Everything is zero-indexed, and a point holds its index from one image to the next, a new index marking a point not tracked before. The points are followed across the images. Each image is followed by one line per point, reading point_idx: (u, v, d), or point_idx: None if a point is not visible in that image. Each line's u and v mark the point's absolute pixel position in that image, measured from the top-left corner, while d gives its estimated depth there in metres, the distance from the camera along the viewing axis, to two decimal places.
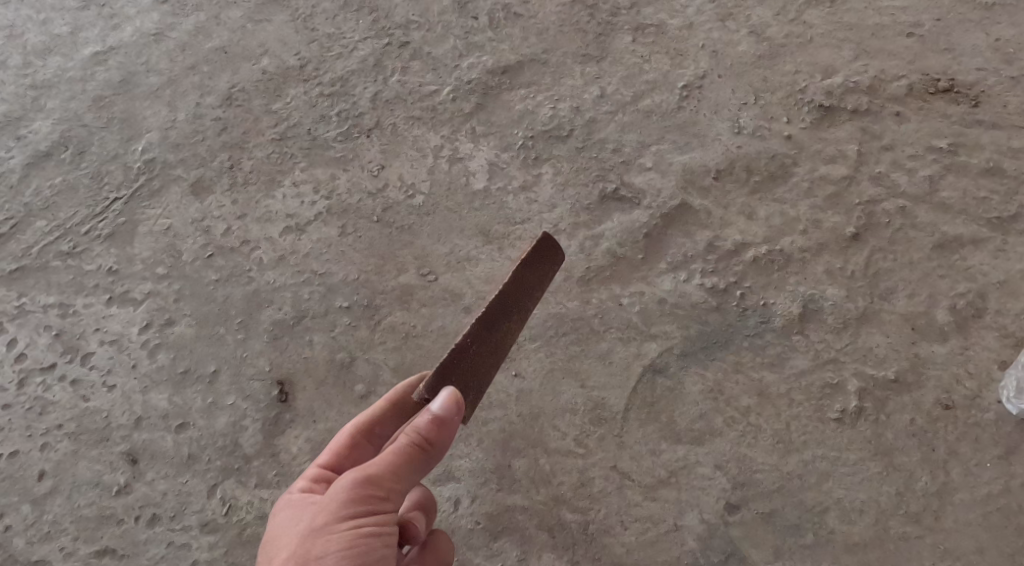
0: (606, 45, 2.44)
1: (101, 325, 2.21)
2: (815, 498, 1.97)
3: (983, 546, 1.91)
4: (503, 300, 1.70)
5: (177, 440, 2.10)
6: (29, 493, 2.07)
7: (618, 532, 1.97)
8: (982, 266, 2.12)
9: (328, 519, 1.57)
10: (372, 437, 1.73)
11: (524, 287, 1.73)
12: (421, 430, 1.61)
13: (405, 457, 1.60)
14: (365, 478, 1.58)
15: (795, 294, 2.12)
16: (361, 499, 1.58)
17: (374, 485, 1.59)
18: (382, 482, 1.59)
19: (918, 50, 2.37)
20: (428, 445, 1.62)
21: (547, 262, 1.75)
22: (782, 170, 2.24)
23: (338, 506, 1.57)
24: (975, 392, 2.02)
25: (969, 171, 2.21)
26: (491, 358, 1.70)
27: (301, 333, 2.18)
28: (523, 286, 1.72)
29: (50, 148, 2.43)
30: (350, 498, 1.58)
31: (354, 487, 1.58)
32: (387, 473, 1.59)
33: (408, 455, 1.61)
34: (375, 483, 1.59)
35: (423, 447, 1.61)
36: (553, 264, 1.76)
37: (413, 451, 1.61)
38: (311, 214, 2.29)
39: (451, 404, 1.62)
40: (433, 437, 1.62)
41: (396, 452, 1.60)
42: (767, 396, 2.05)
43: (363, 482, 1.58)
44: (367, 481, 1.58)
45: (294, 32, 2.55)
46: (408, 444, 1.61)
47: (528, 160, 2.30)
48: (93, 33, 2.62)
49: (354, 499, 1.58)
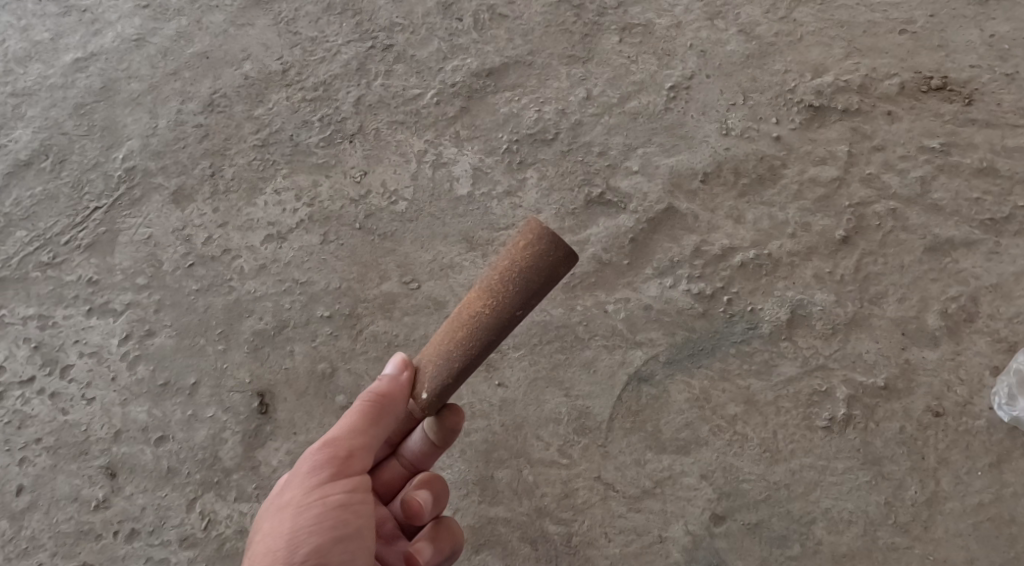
0: (592, 46, 2.40)
1: (81, 337, 2.19)
2: (802, 508, 1.92)
3: (974, 557, 1.87)
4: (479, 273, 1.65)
5: (156, 454, 2.07)
6: (7, 508, 2.05)
7: (602, 545, 1.93)
8: (975, 269, 2.07)
9: (293, 488, 1.62)
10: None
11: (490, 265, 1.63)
12: (379, 389, 1.66)
13: (363, 415, 1.65)
14: (324, 442, 1.64)
15: (784, 300, 2.07)
16: (322, 464, 1.62)
17: (334, 447, 1.63)
18: (341, 443, 1.63)
19: (911, 47, 2.31)
20: (386, 402, 1.66)
21: (520, 241, 1.59)
22: (770, 172, 2.20)
23: (300, 475, 1.62)
24: (967, 398, 1.97)
25: (962, 172, 2.15)
26: (451, 334, 1.64)
27: (281, 343, 2.14)
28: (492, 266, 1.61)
29: (31, 157, 2.41)
30: (312, 464, 1.62)
31: (314, 452, 1.63)
32: (346, 434, 1.64)
33: (367, 414, 1.65)
34: (334, 445, 1.63)
35: (384, 404, 1.66)
36: (530, 245, 1.58)
37: (371, 409, 1.65)
38: (293, 221, 2.26)
39: (400, 365, 1.68)
40: (390, 395, 1.67)
41: (357, 413, 1.65)
42: (754, 404, 2.00)
43: (324, 446, 1.63)
44: (326, 445, 1.63)
45: (277, 36, 2.52)
46: (367, 404, 1.65)
47: (513, 165, 2.26)
48: (74, 39, 2.59)
49: (316, 465, 1.62)
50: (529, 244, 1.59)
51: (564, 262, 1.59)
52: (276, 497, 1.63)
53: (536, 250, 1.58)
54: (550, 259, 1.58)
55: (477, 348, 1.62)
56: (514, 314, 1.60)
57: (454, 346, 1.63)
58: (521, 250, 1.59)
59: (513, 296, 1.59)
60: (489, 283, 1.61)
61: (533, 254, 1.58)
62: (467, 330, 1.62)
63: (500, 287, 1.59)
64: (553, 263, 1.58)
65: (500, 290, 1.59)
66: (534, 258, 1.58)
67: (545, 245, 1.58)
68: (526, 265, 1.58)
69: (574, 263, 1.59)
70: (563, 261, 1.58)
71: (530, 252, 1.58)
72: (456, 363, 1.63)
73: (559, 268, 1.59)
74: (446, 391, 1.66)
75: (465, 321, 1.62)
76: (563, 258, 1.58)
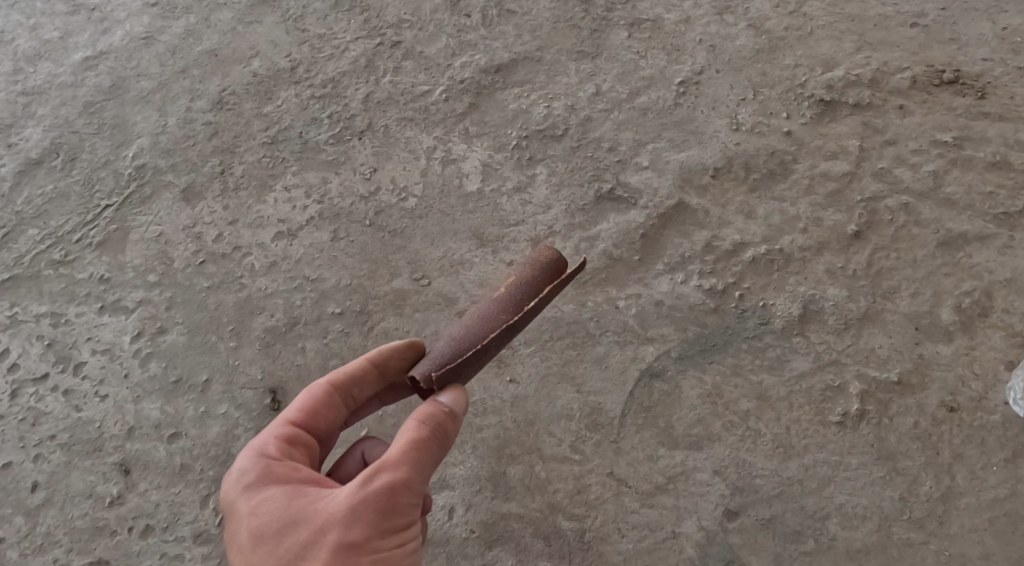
0: (601, 41, 2.39)
1: (93, 335, 2.19)
2: (816, 503, 1.92)
3: (989, 552, 1.86)
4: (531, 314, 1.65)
5: (169, 451, 2.08)
6: (22, 505, 2.06)
7: (615, 540, 1.93)
8: (988, 263, 2.06)
9: (365, 532, 1.53)
10: (348, 400, 1.72)
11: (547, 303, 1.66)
12: (443, 422, 1.60)
13: (430, 455, 1.58)
14: (396, 485, 1.54)
15: (795, 295, 2.07)
16: (394, 508, 1.54)
17: (407, 491, 1.55)
18: (414, 486, 1.56)
19: (923, 40, 2.30)
20: (446, 434, 1.60)
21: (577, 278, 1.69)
22: (781, 167, 2.19)
23: (371, 517, 1.53)
24: (981, 393, 1.97)
25: (975, 165, 2.14)
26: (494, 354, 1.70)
27: (293, 340, 2.15)
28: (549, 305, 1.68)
29: (42, 156, 2.42)
30: (386, 507, 1.54)
31: (387, 493, 1.54)
32: (416, 475, 1.56)
33: (432, 452, 1.59)
34: (409, 489, 1.55)
35: (378, 377, 1.73)
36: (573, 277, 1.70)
37: (436, 447, 1.59)
38: (303, 219, 2.26)
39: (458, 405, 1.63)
40: (452, 427, 1.61)
41: (425, 451, 1.58)
42: (767, 400, 2.00)
43: (396, 488, 1.54)
44: (400, 487, 1.55)
45: (285, 33, 2.52)
46: (434, 438, 1.59)
47: (522, 161, 2.26)
48: (82, 37, 2.59)
49: (388, 509, 1.54)
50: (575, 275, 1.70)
51: None
52: (344, 537, 1.52)
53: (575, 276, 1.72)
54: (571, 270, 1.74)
55: None
56: None
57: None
58: None
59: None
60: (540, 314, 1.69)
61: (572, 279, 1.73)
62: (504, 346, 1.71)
63: None
64: None
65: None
66: None
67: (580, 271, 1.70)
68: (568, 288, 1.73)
69: None
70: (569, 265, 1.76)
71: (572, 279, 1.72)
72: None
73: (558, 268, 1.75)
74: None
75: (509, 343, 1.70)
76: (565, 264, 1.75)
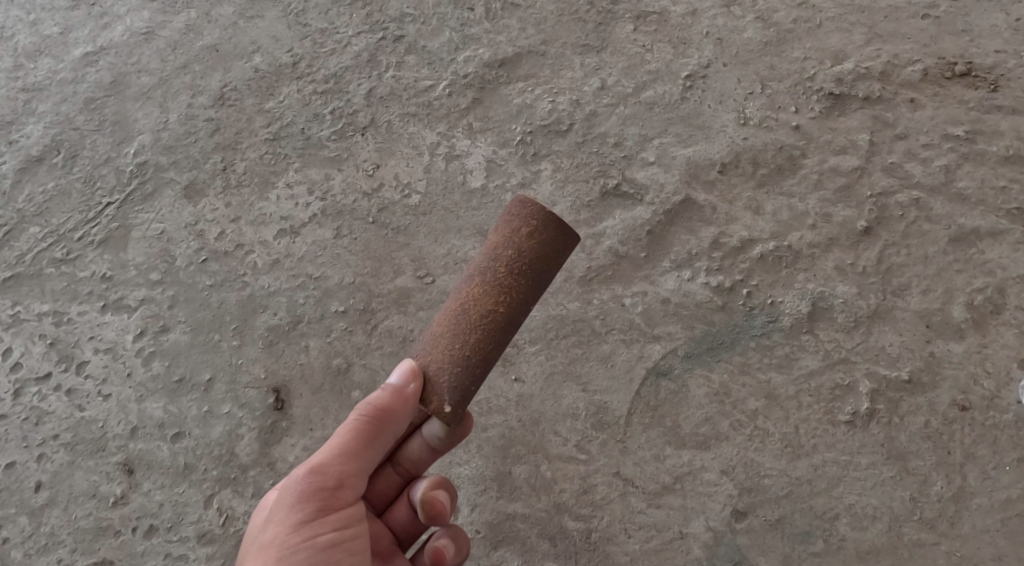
0: (606, 35, 2.35)
1: (96, 334, 2.18)
2: (825, 504, 1.90)
3: (1002, 553, 1.84)
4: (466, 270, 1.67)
5: (173, 450, 2.06)
6: (26, 505, 2.05)
7: (622, 541, 1.91)
8: (1002, 259, 2.02)
9: (275, 528, 1.60)
10: None
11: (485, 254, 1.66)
12: (376, 401, 1.65)
13: (350, 442, 1.65)
14: (313, 470, 1.63)
15: (804, 292, 2.04)
16: (305, 497, 1.61)
17: (324, 476, 1.63)
18: (329, 473, 1.63)
19: (934, 32, 2.25)
20: (383, 422, 1.65)
21: (528, 224, 1.64)
22: (790, 162, 2.16)
23: (282, 509, 1.61)
24: (993, 392, 1.93)
25: (987, 160, 2.10)
26: (463, 339, 1.63)
27: (296, 339, 2.13)
28: (489, 260, 1.65)
29: (43, 153, 2.40)
30: (297, 496, 1.61)
31: (302, 479, 1.62)
32: (333, 462, 1.64)
33: (355, 438, 1.65)
34: (321, 475, 1.63)
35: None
36: (538, 229, 1.64)
37: (360, 432, 1.65)
38: (306, 216, 2.24)
39: (407, 377, 1.64)
40: (389, 409, 1.65)
41: (349, 436, 1.65)
42: (775, 398, 1.97)
43: (308, 476, 1.62)
44: (312, 475, 1.62)
45: (286, 28, 2.49)
46: (358, 422, 1.65)
47: (527, 156, 2.23)
48: (83, 33, 2.57)
49: (304, 495, 1.61)
50: (533, 227, 1.64)
51: (557, 238, 1.65)
52: (258, 536, 1.61)
53: (546, 233, 1.64)
54: (558, 242, 1.65)
55: (490, 346, 1.64)
56: (525, 303, 1.65)
57: (465, 351, 1.63)
58: (526, 234, 1.64)
59: (523, 284, 1.64)
60: (496, 279, 1.64)
61: (548, 238, 1.64)
62: (477, 328, 1.63)
63: (513, 277, 1.64)
64: (558, 244, 1.65)
65: (510, 278, 1.64)
66: (540, 240, 1.64)
67: (543, 221, 1.64)
68: (538, 251, 1.64)
69: (564, 234, 1.65)
70: (569, 245, 1.67)
71: (540, 232, 1.64)
72: (464, 367, 1.63)
73: (564, 251, 1.66)
74: (462, 401, 1.64)
75: (477, 321, 1.63)
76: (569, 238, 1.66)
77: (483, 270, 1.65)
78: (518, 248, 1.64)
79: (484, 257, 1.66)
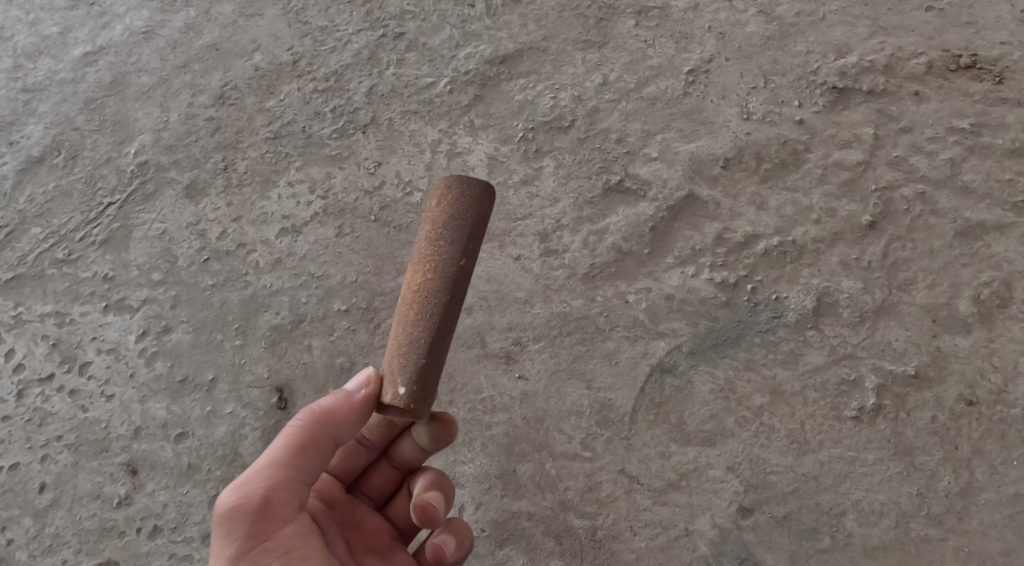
0: (608, 30, 2.34)
1: (99, 334, 2.17)
2: (831, 500, 1.89)
3: (1010, 548, 1.83)
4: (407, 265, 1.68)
5: (177, 450, 2.06)
6: (30, 506, 2.04)
7: (628, 538, 1.90)
8: (1008, 252, 2.01)
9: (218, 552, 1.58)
10: None
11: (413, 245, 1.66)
12: (322, 407, 1.65)
13: (285, 453, 1.63)
14: (254, 479, 1.61)
15: (809, 287, 2.03)
16: (242, 515, 1.59)
17: (264, 484, 1.60)
18: (265, 487, 1.60)
19: (939, 24, 2.23)
20: (326, 426, 1.65)
21: (432, 195, 1.63)
22: (794, 156, 2.14)
23: (222, 531, 1.59)
24: (1000, 387, 1.92)
25: (993, 153, 2.09)
26: (405, 323, 1.60)
27: (300, 339, 2.12)
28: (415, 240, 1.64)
29: (44, 153, 2.39)
30: (237, 505, 1.59)
31: (241, 489, 1.60)
32: (270, 470, 1.62)
33: (291, 449, 1.63)
34: (259, 483, 1.61)
35: None
36: (444, 195, 1.62)
37: (298, 441, 1.64)
38: (307, 215, 2.23)
39: (363, 382, 1.62)
40: (334, 412, 1.65)
41: (287, 444, 1.64)
42: (781, 395, 1.96)
43: (246, 485, 1.60)
44: (247, 492, 1.60)
45: (286, 26, 2.48)
46: (299, 428, 1.64)
47: (529, 153, 2.21)
48: (82, 33, 2.56)
49: (245, 504, 1.59)
50: (441, 191, 1.63)
51: (469, 191, 1.62)
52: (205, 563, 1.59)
53: (455, 192, 1.62)
54: (471, 194, 1.62)
55: (436, 318, 1.59)
56: (459, 266, 1.60)
57: (406, 334, 1.59)
58: (438, 199, 1.62)
59: (448, 250, 1.60)
60: (421, 254, 1.62)
61: (457, 201, 1.62)
62: (417, 307, 1.59)
63: (436, 242, 1.61)
64: (472, 198, 1.62)
65: (434, 245, 1.61)
66: (453, 198, 1.62)
67: (450, 180, 1.63)
68: (450, 212, 1.61)
69: (482, 188, 1.62)
70: (484, 197, 1.63)
71: (444, 201, 1.62)
72: (410, 349, 1.58)
73: (486, 201, 1.63)
74: (419, 381, 1.57)
75: (409, 302, 1.60)
76: (482, 190, 1.62)
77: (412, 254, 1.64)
78: (431, 217, 1.62)
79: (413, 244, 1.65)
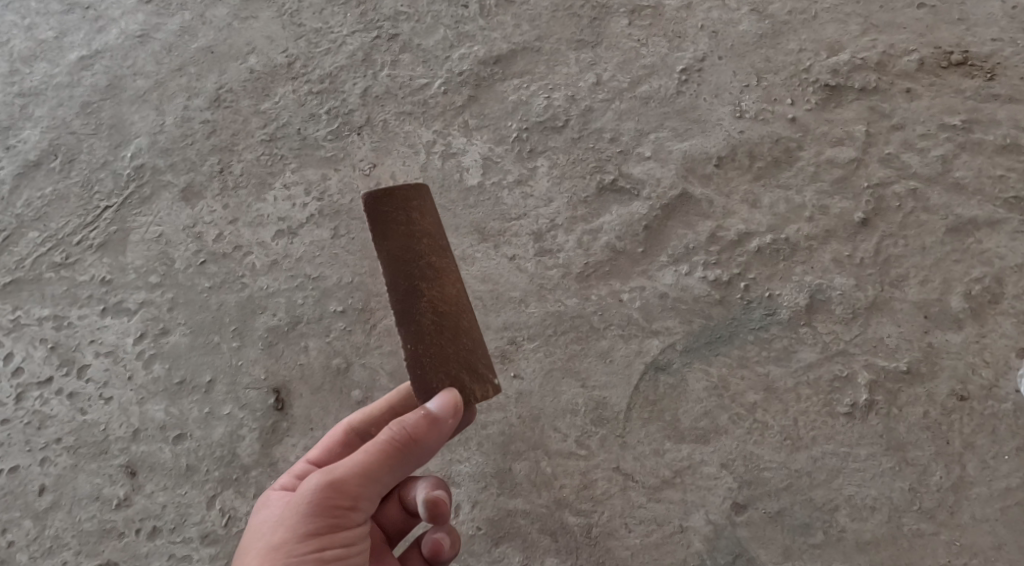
0: (601, 29, 2.35)
1: (97, 337, 2.18)
2: (825, 496, 1.89)
3: (1002, 542, 1.84)
4: (395, 284, 1.65)
5: (175, 452, 2.07)
6: (30, 508, 2.05)
7: (622, 535, 1.91)
8: (999, 248, 2.02)
9: (280, 539, 1.58)
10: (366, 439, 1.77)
11: (402, 264, 1.66)
12: (413, 428, 1.61)
13: (374, 467, 1.60)
14: (337, 484, 1.59)
15: (802, 285, 2.03)
16: (316, 515, 1.58)
17: (343, 492, 1.59)
18: (347, 491, 1.59)
19: (930, 22, 2.24)
20: (412, 447, 1.61)
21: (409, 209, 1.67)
22: (787, 154, 2.15)
23: (292, 524, 1.58)
24: (992, 382, 1.93)
25: (984, 149, 2.09)
26: (462, 329, 1.67)
27: (296, 340, 2.13)
28: (411, 257, 1.66)
29: (40, 157, 2.40)
30: (314, 507, 1.58)
31: (322, 491, 1.59)
32: (353, 480, 1.60)
33: (380, 461, 1.61)
34: (340, 490, 1.59)
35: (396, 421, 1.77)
36: (419, 209, 1.69)
37: (389, 457, 1.61)
38: (303, 216, 2.24)
39: (453, 403, 1.62)
40: (422, 435, 1.61)
41: (376, 458, 1.60)
42: (774, 392, 1.97)
43: (329, 488, 1.59)
44: (330, 490, 1.59)
45: (281, 28, 2.49)
46: (390, 445, 1.60)
47: (523, 153, 2.22)
48: (78, 37, 2.57)
49: (321, 506, 1.59)
50: (415, 207, 1.68)
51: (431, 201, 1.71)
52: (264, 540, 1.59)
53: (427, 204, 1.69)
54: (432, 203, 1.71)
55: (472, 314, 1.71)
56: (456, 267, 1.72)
57: (471, 339, 1.67)
58: (417, 214, 1.68)
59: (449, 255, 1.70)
60: (436, 265, 1.67)
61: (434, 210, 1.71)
62: (462, 311, 1.68)
63: (442, 250, 1.69)
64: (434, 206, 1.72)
65: (444, 254, 1.69)
66: (428, 210, 1.69)
67: (414, 195, 1.69)
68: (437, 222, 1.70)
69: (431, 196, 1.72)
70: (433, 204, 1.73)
71: (425, 211, 1.69)
72: (479, 348, 1.68)
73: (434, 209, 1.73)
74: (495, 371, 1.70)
75: (456, 310, 1.67)
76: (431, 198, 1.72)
77: (419, 270, 1.66)
78: (421, 231, 1.68)
79: (407, 263, 1.66)
